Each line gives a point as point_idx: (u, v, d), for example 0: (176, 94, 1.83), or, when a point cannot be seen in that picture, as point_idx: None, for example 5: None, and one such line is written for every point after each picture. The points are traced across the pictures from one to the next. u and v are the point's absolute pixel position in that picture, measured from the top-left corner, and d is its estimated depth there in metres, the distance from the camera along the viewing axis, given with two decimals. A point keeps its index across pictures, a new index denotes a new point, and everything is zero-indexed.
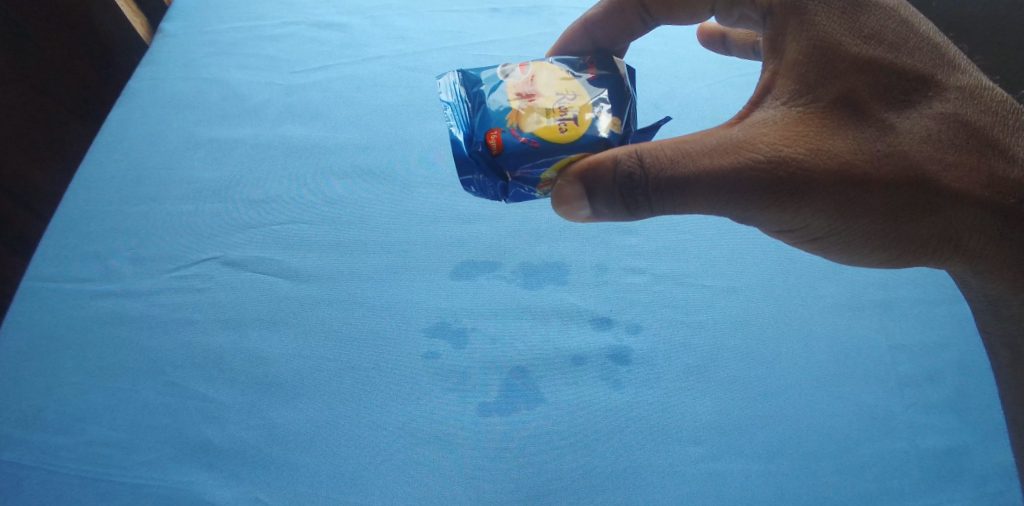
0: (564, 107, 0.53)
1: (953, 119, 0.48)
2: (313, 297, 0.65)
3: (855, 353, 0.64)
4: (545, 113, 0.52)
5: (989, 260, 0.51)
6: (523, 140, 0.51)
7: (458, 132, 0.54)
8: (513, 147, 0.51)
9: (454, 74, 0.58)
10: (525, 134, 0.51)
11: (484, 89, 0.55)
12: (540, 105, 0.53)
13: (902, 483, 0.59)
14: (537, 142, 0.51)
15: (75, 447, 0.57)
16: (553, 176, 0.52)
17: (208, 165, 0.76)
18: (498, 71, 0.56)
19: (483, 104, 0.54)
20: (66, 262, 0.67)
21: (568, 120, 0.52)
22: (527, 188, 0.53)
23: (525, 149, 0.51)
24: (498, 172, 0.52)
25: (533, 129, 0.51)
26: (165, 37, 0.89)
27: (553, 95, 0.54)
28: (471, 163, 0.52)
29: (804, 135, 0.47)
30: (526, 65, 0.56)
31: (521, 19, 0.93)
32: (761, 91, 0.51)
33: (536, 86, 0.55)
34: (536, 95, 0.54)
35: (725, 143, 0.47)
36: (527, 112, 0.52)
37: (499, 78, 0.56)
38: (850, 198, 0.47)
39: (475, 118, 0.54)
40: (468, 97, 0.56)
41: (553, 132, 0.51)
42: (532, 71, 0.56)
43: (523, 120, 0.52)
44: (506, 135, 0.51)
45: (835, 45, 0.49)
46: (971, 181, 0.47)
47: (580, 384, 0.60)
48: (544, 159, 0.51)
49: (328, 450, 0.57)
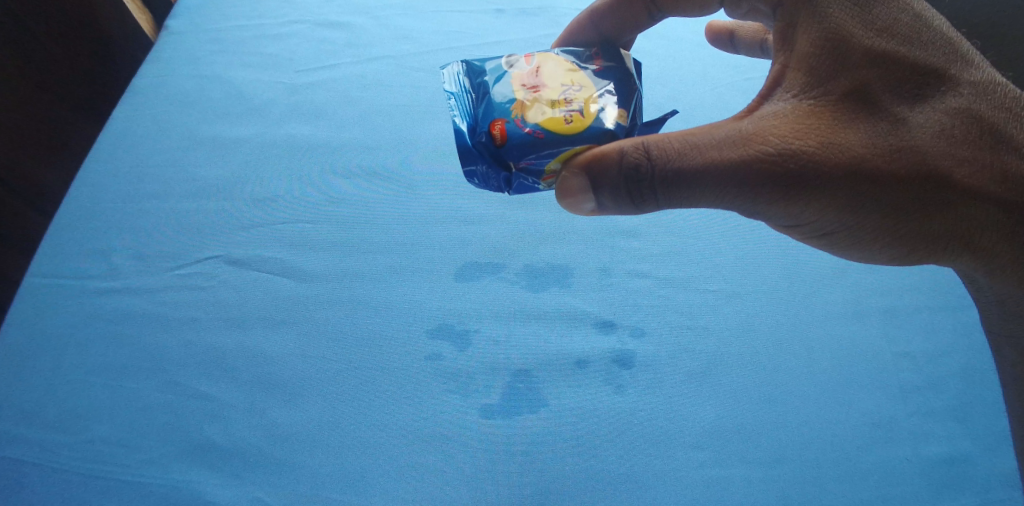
0: (568, 99, 0.52)
1: (966, 114, 0.48)
2: (313, 297, 0.65)
3: (860, 357, 0.64)
4: (550, 105, 0.52)
5: (1001, 258, 0.51)
6: (528, 131, 0.50)
7: (462, 123, 0.53)
8: (518, 138, 0.50)
9: (457, 65, 0.58)
10: (530, 125, 0.51)
11: (488, 80, 0.55)
12: (546, 96, 0.52)
13: (905, 490, 0.58)
14: (541, 133, 0.50)
15: (75, 445, 0.57)
16: (556, 167, 0.52)
17: (210, 163, 0.76)
18: (503, 62, 0.56)
19: (487, 94, 0.53)
20: (68, 260, 0.67)
21: (573, 112, 0.51)
22: (531, 180, 0.53)
23: (530, 140, 0.50)
24: (502, 162, 0.51)
25: (537, 120, 0.51)
26: (169, 35, 0.89)
27: (559, 86, 0.53)
28: (474, 154, 0.51)
29: (814, 128, 0.46)
30: (531, 56, 0.56)
31: (526, 20, 0.92)
32: (770, 84, 0.50)
33: (541, 77, 0.54)
34: (541, 86, 0.53)
35: (735, 136, 0.46)
36: (532, 103, 0.52)
37: (504, 69, 0.55)
38: (862, 192, 0.46)
39: (479, 108, 0.53)
40: (473, 88, 0.56)
41: (558, 123, 0.51)
42: (538, 62, 0.55)
43: (527, 111, 0.51)
44: (510, 126, 0.51)
45: (847, 37, 0.48)
46: (985, 177, 0.47)
47: (582, 388, 0.60)
48: (547, 150, 0.50)
49: (325, 453, 0.56)
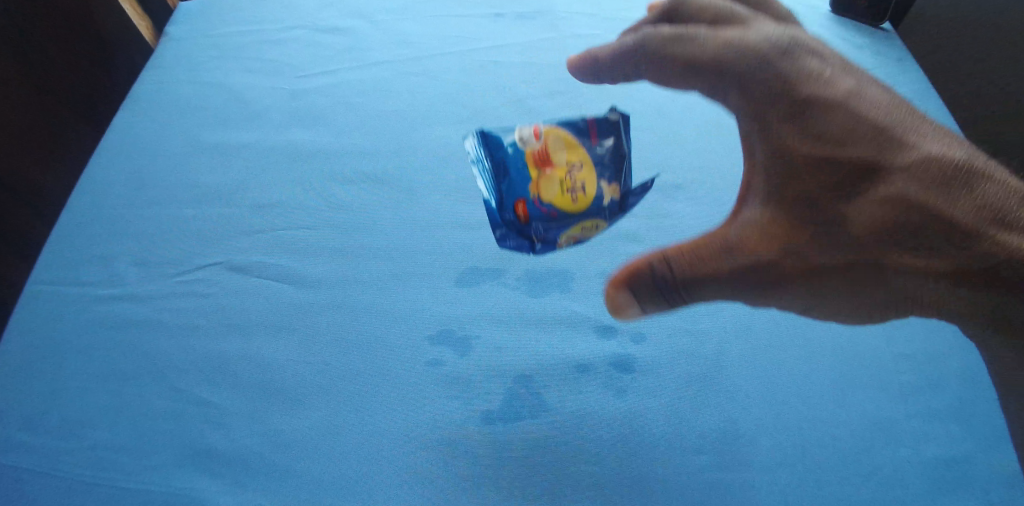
0: (575, 176, 0.54)
1: (917, 162, 0.48)
2: (314, 302, 0.65)
3: (858, 362, 0.64)
4: (558, 185, 0.54)
5: (982, 304, 0.47)
6: (543, 211, 0.54)
7: (487, 197, 0.56)
8: (539, 217, 0.55)
9: (473, 138, 0.59)
10: (544, 204, 0.54)
11: (505, 146, 0.56)
12: (553, 177, 0.54)
13: (911, 492, 0.57)
14: (554, 212, 0.54)
15: (78, 452, 0.57)
16: (571, 236, 0.57)
17: (211, 169, 0.76)
18: (512, 135, 0.56)
19: (507, 173, 0.55)
20: (70, 267, 0.67)
21: (579, 191, 0.54)
22: (552, 241, 0.57)
23: (548, 217, 0.55)
24: (527, 235, 0.56)
25: (550, 199, 0.54)
26: (170, 43, 0.90)
27: (567, 164, 0.55)
28: (502, 230, 0.56)
29: (762, 200, 0.51)
30: (543, 127, 0.56)
31: (525, 24, 0.94)
32: (741, 202, 0.54)
33: (549, 157, 0.55)
34: (549, 172, 0.54)
35: (697, 240, 0.51)
36: (543, 185, 0.54)
37: (515, 141, 0.56)
38: (806, 249, 0.49)
39: (501, 184, 0.55)
40: (490, 162, 0.57)
41: (568, 201, 0.54)
42: (548, 131, 0.56)
43: (540, 189, 0.54)
44: (530, 207, 0.54)
45: (790, 101, 0.53)
46: (949, 214, 0.45)
47: (583, 392, 0.60)
48: (563, 224, 0.55)
49: (326, 458, 0.56)
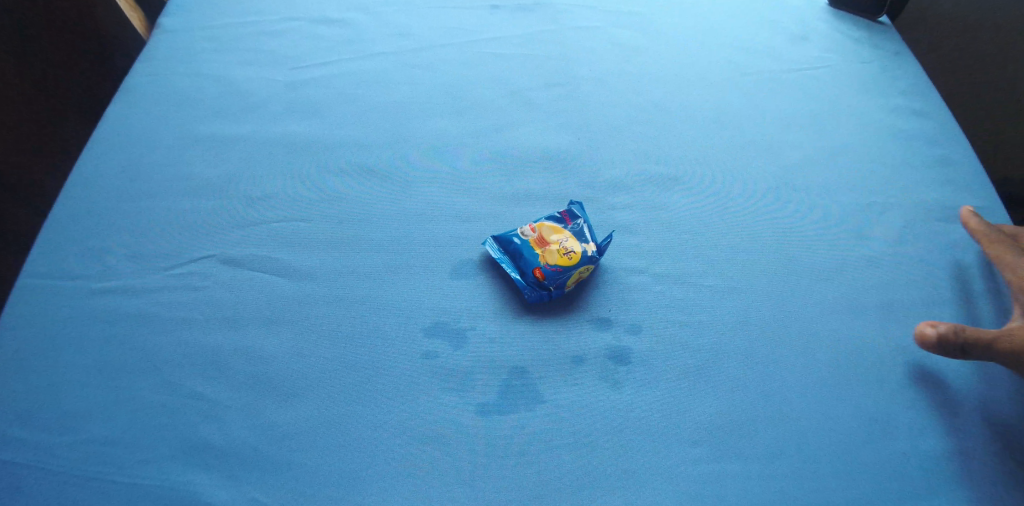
0: (568, 245, 0.66)
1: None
2: (310, 294, 0.65)
3: (856, 354, 0.64)
4: (558, 253, 0.66)
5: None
6: (552, 279, 0.65)
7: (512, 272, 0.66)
8: (553, 280, 0.65)
9: (490, 241, 0.68)
10: (550, 270, 0.65)
11: (517, 240, 0.67)
12: (553, 249, 0.66)
13: (909, 485, 0.57)
14: (560, 274, 0.65)
15: (69, 447, 0.55)
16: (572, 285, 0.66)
17: (206, 161, 0.75)
18: (519, 234, 0.68)
19: (519, 254, 0.67)
20: (62, 260, 0.66)
21: (573, 253, 0.65)
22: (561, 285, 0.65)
23: (555, 274, 0.65)
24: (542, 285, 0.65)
25: (554, 263, 0.65)
26: (164, 33, 0.89)
27: (561, 242, 0.67)
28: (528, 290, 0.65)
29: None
30: (540, 228, 0.68)
31: (522, 16, 0.95)
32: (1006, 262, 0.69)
33: (547, 234, 0.67)
34: (550, 245, 0.67)
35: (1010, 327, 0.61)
36: (547, 251, 0.66)
37: (519, 239, 0.67)
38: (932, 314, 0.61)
39: (519, 265, 0.66)
40: (508, 253, 0.67)
41: (567, 261, 0.65)
42: (544, 229, 0.68)
43: (546, 258, 0.66)
44: (543, 271, 0.65)
45: None
46: None
47: (580, 384, 0.60)
48: (569, 274, 0.65)
49: (321, 451, 0.55)
